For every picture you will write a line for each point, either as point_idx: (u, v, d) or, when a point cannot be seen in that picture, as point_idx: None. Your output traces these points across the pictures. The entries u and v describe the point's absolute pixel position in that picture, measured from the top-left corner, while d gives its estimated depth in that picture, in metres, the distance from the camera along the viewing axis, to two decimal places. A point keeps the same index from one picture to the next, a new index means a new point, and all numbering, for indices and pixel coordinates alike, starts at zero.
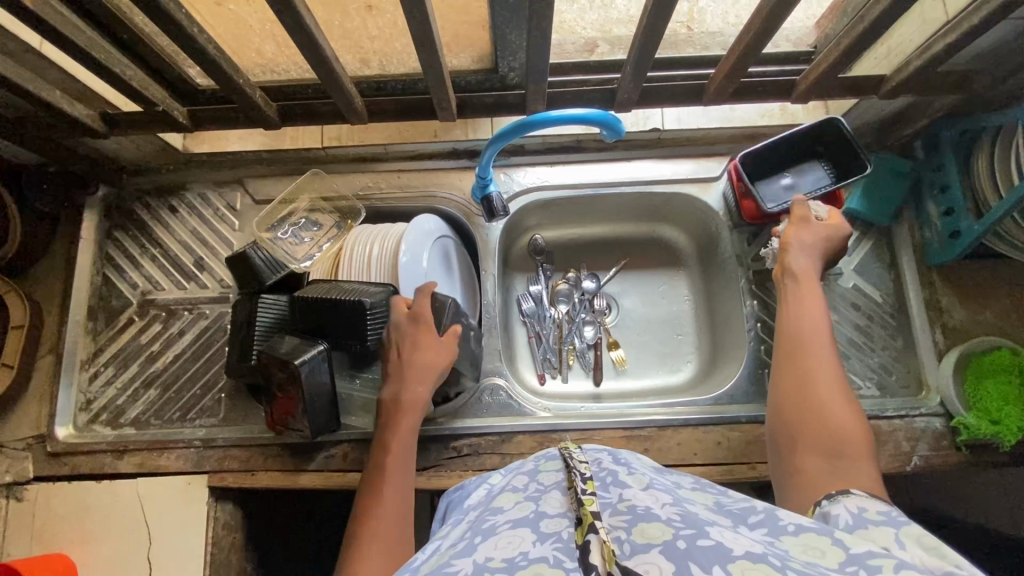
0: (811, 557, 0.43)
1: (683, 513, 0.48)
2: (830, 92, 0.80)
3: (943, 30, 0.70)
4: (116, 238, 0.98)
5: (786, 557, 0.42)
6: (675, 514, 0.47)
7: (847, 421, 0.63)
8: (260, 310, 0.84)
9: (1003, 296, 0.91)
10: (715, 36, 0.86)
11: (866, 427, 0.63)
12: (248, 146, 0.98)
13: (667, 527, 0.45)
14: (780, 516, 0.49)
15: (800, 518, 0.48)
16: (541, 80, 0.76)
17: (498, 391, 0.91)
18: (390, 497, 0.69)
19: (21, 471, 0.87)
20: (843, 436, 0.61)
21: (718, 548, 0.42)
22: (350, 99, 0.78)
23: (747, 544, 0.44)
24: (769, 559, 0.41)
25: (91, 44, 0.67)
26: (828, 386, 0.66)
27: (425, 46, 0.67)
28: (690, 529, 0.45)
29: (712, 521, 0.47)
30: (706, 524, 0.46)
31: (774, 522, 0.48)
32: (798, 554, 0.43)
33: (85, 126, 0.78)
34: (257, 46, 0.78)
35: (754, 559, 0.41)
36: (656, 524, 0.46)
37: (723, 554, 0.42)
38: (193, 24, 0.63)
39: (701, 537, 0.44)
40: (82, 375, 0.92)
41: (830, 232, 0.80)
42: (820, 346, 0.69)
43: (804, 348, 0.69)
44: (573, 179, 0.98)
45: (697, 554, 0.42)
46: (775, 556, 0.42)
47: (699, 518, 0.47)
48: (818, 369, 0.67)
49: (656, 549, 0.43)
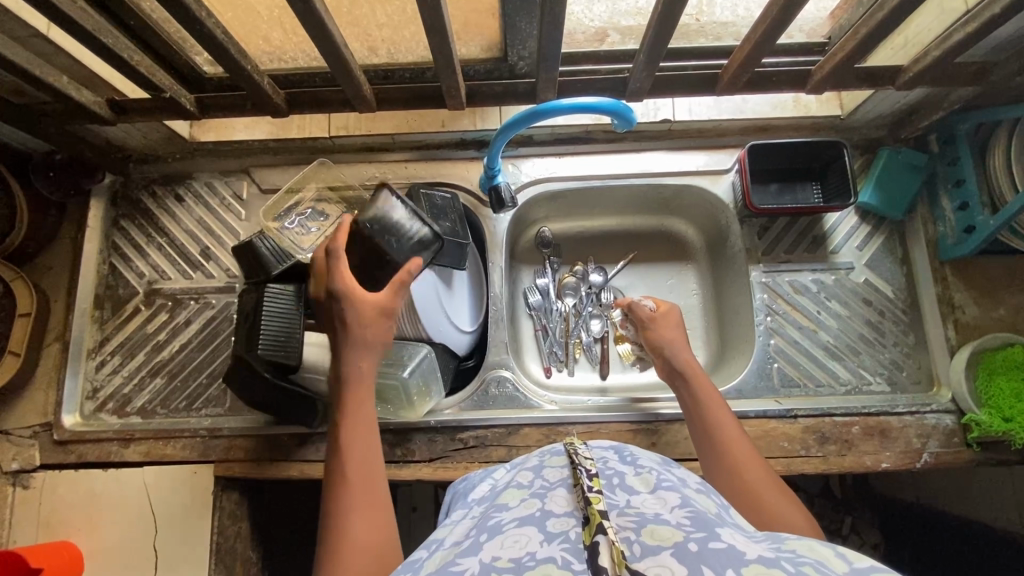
0: (819, 556, 0.44)
1: (693, 515, 0.49)
2: (845, 83, 0.79)
3: (965, 20, 0.69)
4: (122, 227, 0.98)
5: (796, 558, 0.43)
6: (686, 518, 0.48)
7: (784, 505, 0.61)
8: (268, 301, 0.82)
9: (1017, 290, 0.89)
10: (726, 26, 0.84)
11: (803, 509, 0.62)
12: (255, 135, 0.96)
13: (677, 531, 0.46)
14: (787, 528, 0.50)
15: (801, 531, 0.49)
16: (551, 69, 0.75)
17: (505, 383, 0.91)
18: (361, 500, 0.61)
19: (29, 459, 0.87)
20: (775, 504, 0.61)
21: (730, 551, 0.43)
22: (359, 87, 0.78)
23: (758, 548, 0.45)
24: (781, 564, 0.42)
25: (99, 29, 0.66)
26: (755, 469, 0.65)
27: (436, 32, 0.66)
28: (701, 532, 0.46)
29: (722, 523, 0.49)
30: (715, 527, 0.47)
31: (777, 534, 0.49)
32: (806, 554, 0.44)
33: (93, 113, 0.78)
34: (264, 33, 0.77)
35: (766, 562, 0.42)
36: (666, 526, 0.47)
37: (735, 556, 0.43)
38: (201, 9, 0.62)
39: (713, 540, 0.45)
40: (89, 364, 0.93)
41: (666, 317, 0.87)
42: (724, 430, 0.71)
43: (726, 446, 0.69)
44: (583, 170, 0.97)
45: (708, 555, 0.43)
46: (787, 559, 0.43)
47: (709, 519, 0.49)
48: (741, 457, 0.67)
49: (667, 552, 0.44)
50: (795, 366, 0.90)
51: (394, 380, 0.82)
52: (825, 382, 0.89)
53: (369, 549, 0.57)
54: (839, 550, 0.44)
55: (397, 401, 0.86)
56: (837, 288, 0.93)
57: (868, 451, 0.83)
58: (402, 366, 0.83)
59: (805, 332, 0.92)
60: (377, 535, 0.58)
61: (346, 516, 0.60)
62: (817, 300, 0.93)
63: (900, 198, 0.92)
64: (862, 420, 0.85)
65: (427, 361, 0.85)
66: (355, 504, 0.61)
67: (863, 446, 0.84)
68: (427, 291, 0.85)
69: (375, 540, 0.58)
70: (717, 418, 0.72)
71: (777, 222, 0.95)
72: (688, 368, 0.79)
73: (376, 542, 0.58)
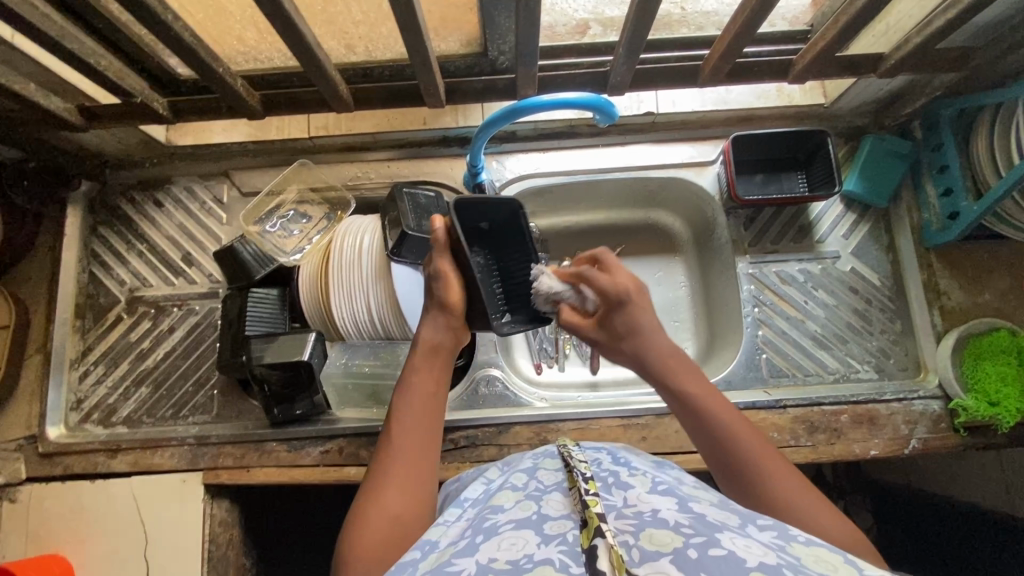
0: (823, 568, 0.44)
1: (694, 518, 0.49)
2: (828, 71, 0.78)
3: (945, 5, 0.68)
4: (101, 234, 0.96)
5: (797, 566, 0.44)
6: (685, 519, 0.49)
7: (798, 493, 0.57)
8: (250, 305, 0.85)
9: (1002, 275, 0.89)
10: (709, 15, 0.83)
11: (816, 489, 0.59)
12: (234, 138, 0.95)
13: (676, 534, 0.47)
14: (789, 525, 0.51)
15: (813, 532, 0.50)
16: (531, 64, 0.74)
17: (494, 382, 0.91)
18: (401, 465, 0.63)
19: (14, 473, 0.86)
20: (787, 494, 0.57)
21: (730, 558, 0.43)
22: (335, 87, 0.76)
23: (759, 554, 0.45)
24: (783, 572, 0.42)
25: (63, 34, 0.65)
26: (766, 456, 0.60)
27: (410, 30, 0.65)
28: (701, 536, 0.46)
29: (724, 525, 0.49)
30: (716, 531, 0.47)
31: (784, 530, 0.50)
32: (810, 564, 0.45)
33: (63, 119, 0.76)
34: (238, 33, 0.75)
35: (766, 570, 0.42)
36: (664, 531, 0.47)
37: (735, 564, 0.43)
38: (167, 11, 0.61)
39: (713, 545, 0.45)
40: (72, 374, 0.91)
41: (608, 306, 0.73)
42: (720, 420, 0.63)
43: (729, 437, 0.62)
44: (568, 165, 0.96)
45: (707, 563, 0.43)
46: (788, 566, 0.43)
47: (709, 523, 0.49)
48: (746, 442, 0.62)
49: (666, 558, 0.45)
50: (783, 356, 0.90)
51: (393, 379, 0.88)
52: (813, 370, 0.90)
53: (391, 521, 0.59)
54: (848, 555, 0.46)
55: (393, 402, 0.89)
56: (824, 277, 0.93)
57: (857, 440, 0.84)
58: (399, 365, 0.86)
59: (793, 322, 0.92)
60: (405, 509, 0.60)
61: (381, 482, 0.62)
62: (804, 289, 0.93)
63: (883, 187, 0.92)
64: (850, 409, 0.85)
65: None
66: (392, 473, 0.63)
67: (851, 434, 0.84)
68: (411, 292, 0.84)
69: (399, 510, 0.60)
70: (713, 418, 0.64)
71: (764, 213, 0.95)
72: (667, 366, 0.69)
73: (398, 515, 0.60)
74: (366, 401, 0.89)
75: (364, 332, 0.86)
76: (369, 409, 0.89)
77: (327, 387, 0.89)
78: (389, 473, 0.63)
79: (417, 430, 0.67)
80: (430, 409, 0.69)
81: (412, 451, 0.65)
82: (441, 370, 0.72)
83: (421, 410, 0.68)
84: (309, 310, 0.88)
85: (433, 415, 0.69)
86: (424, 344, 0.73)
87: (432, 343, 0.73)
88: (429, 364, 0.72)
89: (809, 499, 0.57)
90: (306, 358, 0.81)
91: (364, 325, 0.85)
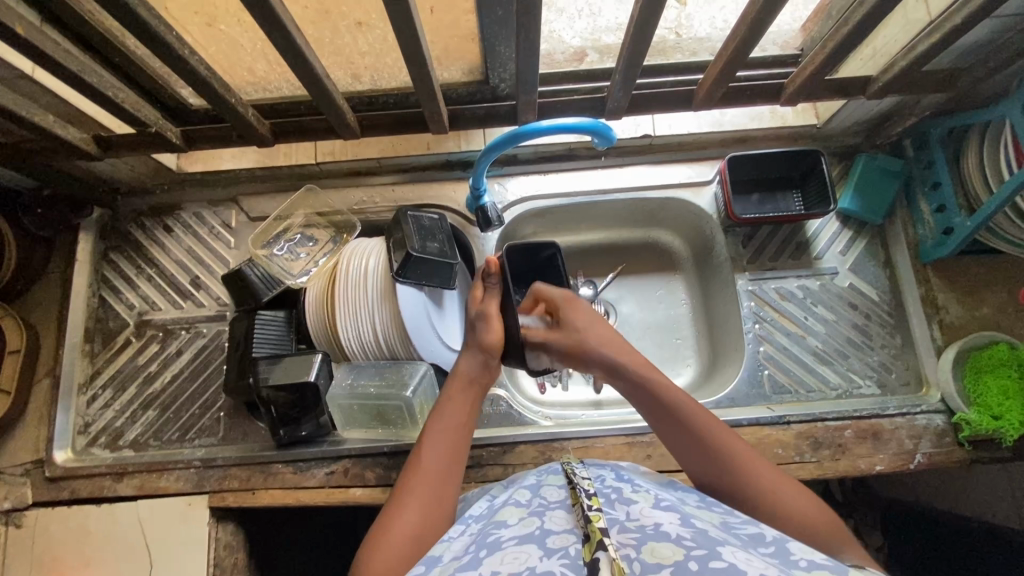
0: None
1: (695, 532, 0.50)
2: (818, 94, 0.81)
3: (928, 30, 0.71)
4: (112, 260, 0.98)
5: None
6: (686, 533, 0.49)
7: (811, 515, 0.60)
8: (260, 327, 0.87)
9: (1000, 288, 0.90)
10: (703, 42, 0.86)
11: (819, 504, 0.61)
12: (242, 164, 0.97)
13: (677, 547, 0.48)
14: (791, 550, 0.50)
15: (814, 555, 0.50)
16: (531, 91, 0.77)
17: (499, 401, 0.91)
18: (426, 481, 0.65)
19: (21, 497, 0.86)
20: (791, 500, 0.61)
21: (731, 569, 0.44)
22: (343, 115, 0.79)
23: (759, 566, 0.45)
24: None
25: (84, 69, 0.67)
26: (758, 463, 0.63)
27: (415, 60, 0.67)
28: (702, 550, 0.47)
29: (724, 540, 0.49)
30: (718, 545, 0.48)
31: (787, 555, 0.50)
32: None
33: (79, 149, 0.78)
34: (248, 65, 0.79)
35: None
36: (667, 545, 0.48)
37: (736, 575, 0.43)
38: (184, 46, 0.63)
39: (713, 558, 0.45)
40: (80, 398, 0.92)
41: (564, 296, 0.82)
42: (712, 424, 0.66)
43: (728, 450, 0.64)
44: (568, 187, 0.98)
45: None
46: None
47: (711, 537, 0.49)
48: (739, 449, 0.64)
49: (666, 570, 0.45)
50: (786, 372, 0.91)
51: (399, 399, 0.84)
52: (816, 387, 0.90)
53: (408, 539, 0.60)
54: None
55: (398, 422, 0.88)
56: (823, 293, 0.94)
57: (862, 455, 0.83)
58: (404, 386, 0.85)
59: (794, 338, 0.93)
60: (421, 528, 0.62)
61: (404, 498, 0.64)
62: (803, 305, 0.94)
63: (878, 203, 0.94)
64: (854, 424, 0.85)
65: (427, 379, 0.87)
66: (414, 491, 0.64)
67: (856, 449, 0.84)
68: (415, 313, 0.85)
69: (418, 529, 0.61)
70: (685, 403, 0.67)
71: (762, 230, 0.97)
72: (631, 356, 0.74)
73: (417, 534, 0.61)
74: (372, 421, 0.89)
75: (369, 352, 0.87)
76: (374, 430, 0.89)
77: (333, 409, 0.87)
78: (411, 489, 0.65)
79: (446, 449, 0.68)
80: (460, 438, 0.70)
81: (436, 472, 0.66)
82: (472, 405, 0.74)
83: (453, 434, 0.70)
84: (313, 329, 0.89)
85: (461, 445, 0.70)
86: (458, 378, 0.76)
87: (466, 377, 0.76)
88: (462, 398, 0.74)
89: (796, 495, 0.61)
90: (313, 378, 0.82)
91: (369, 345, 0.86)
